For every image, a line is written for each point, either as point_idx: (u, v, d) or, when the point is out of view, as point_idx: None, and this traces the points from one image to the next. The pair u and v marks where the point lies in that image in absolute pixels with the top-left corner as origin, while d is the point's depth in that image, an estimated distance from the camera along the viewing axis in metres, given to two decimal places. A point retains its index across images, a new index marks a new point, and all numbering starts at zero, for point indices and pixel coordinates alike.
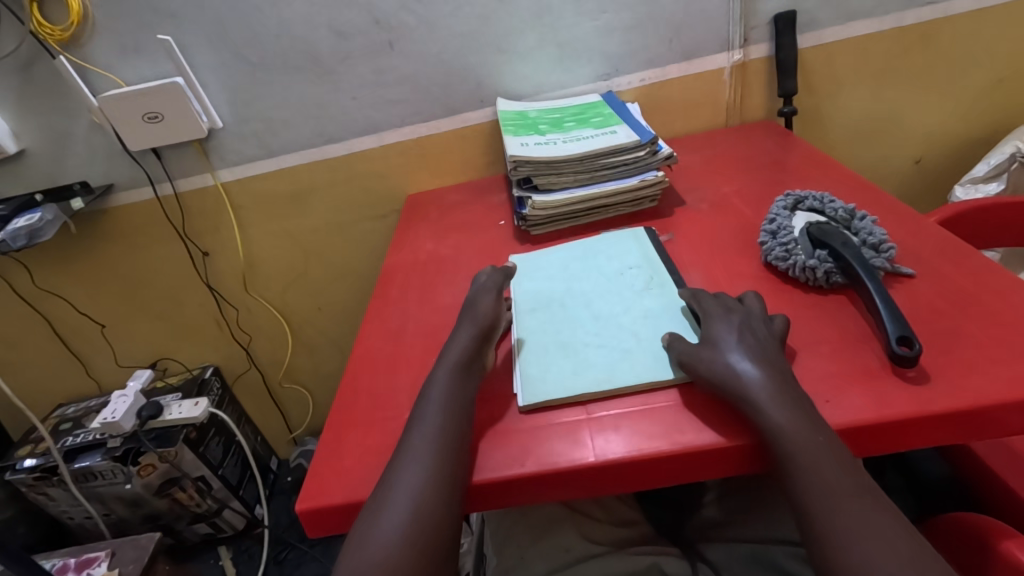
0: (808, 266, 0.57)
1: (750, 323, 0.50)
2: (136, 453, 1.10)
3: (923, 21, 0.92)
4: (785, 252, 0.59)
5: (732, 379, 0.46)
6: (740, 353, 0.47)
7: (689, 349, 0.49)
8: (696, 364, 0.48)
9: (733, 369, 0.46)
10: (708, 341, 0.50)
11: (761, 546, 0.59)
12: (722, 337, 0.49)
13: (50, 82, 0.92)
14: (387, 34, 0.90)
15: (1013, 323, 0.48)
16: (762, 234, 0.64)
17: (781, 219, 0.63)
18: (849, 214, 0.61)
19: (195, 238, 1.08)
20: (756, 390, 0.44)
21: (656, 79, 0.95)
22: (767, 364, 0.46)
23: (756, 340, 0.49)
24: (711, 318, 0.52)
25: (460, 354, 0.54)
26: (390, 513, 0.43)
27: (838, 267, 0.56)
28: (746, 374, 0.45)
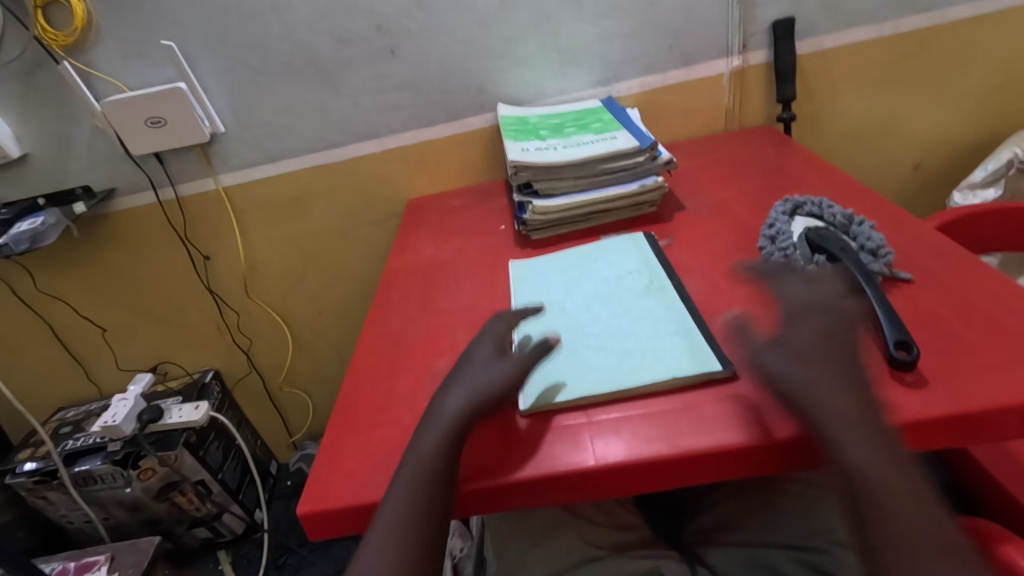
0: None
1: (839, 332, 0.47)
2: (136, 457, 1.10)
3: (920, 28, 0.93)
4: (784, 258, 0.60)
5: (808, 397, 0.43)
6: (822, 369, 0.44)
7: (767, 355, 0.47)
8: (773, 373, 0.45)
9: (812, 386, 0.43)
10: (787, 347, 0.47)
11: (759, 550, 0.60)
12: (806, 346, 0.46)
13: (54, 87, 0.92)
14: (388, 40, 0.91)
15: (1010, 327, 0.49)
16: (761, 239, 0.64)
17: (779, 224, 0.64)
18: (849, 219, 0.62)
19: (197, 242, 1.08)
20: (830, 415, 0.42)
21: (655, 85, 0.96)
22: (850, 389, 0.43)
23: (844, 357, 0.45)
24: (791, 318, 0.49)
25: (481, 367, 0.53)
26: (388, 513, 0.44)
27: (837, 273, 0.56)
28: (826, 395, 0.43)
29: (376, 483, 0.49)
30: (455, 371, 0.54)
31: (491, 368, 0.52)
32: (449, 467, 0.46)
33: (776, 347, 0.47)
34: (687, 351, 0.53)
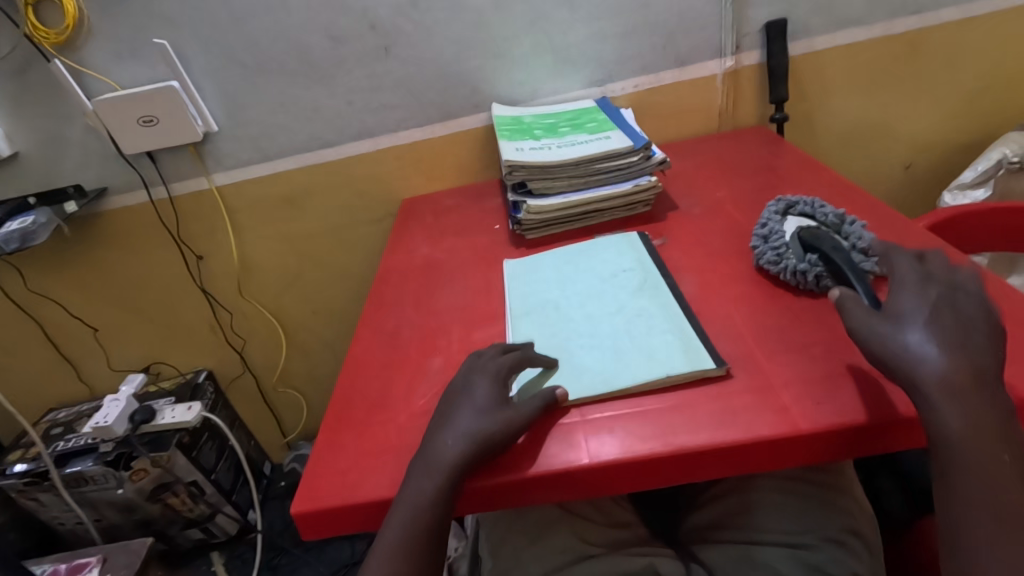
0: (799, 270, 0.57)
1: (949, 302, 0.45)
2: (128, 458, 1.09)
3: (911, 29, 0.94)
4: (777, 256, 0.60)
5: (910, 361, 0.43)
6: (928, 333, 0.43)
7: (870, 317, 0.46)
8: (873, 336, 0.45)
9: (914, 350, 0.43)
10: (887, 312, 0.46)
11: (750, 547, 0.60)
12: (909, 311, 0.45)
13: (45, 85, 0.91)
14: (383, 39, 0.91)
15: (999, 326, 0.49)
16: (754, 238, 0.64)
17: (772, 223, 0.64)
18: (840, 217, 0.62)
19: (190, 242, 1.08)
20: (929, 378, 0.42)
21: (649, 85, 0.96)
22: (960, 354, 0.42)
23: (954, 324, 0.44)
24: (893, 287, 0.48)
25: (490, 394, 0.51)
26: (391, 525, 0.46)
27: (828, 270, 0.56)
28: (931, 358, 0.42)
29: (370, 481, 0.49)
30: (466, 391, 0.52)
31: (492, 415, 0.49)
32: (447, 476, 0.46)
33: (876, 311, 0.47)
34: (679, 349, 0.53)
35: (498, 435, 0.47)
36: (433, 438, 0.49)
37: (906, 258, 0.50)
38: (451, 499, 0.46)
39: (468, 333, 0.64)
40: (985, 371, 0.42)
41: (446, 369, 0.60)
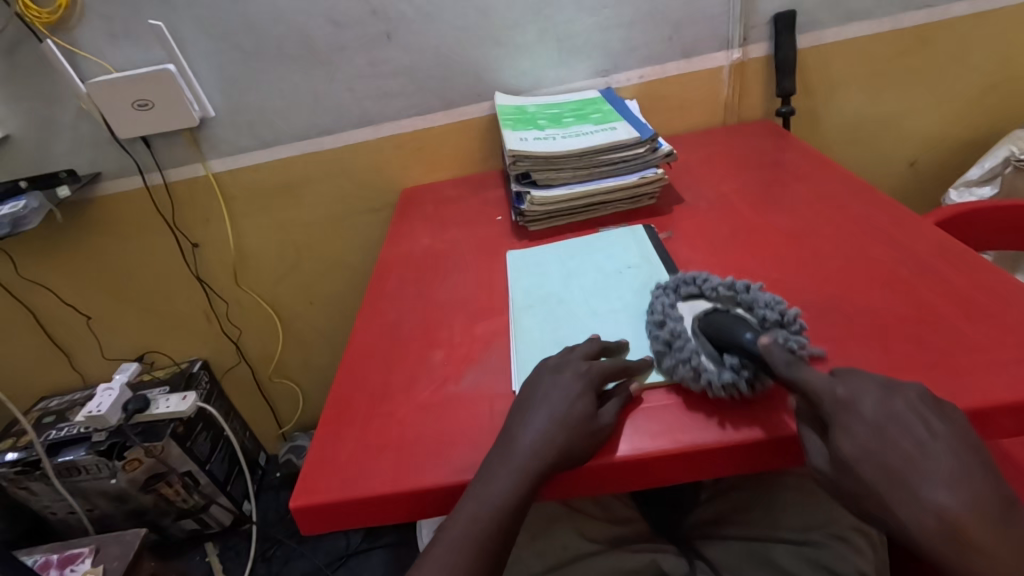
0: (724, 383, 0.45)
1: (906, 427, 0.38)
2: (121, 448, 1.08)
3: (920, 24, 0.92)
4: (692, 369, 0.47)
5: (924, 520, 0.36)
6: (927, 478, 0.36)
7: (841, 474, 0.39)
8: (867, 496, 0.38)
9: (923, 503, 0.36)
10: (854, 459, 0.39)
11: (759, 544, 0.59)
12: (876, 458, 0.38)
13: (37, 67, 0.89)
14: (384, 25, 0.89)
15: (1013, 324, 0.48)
16: (655, 346, 0.51)
17: (668, 320, 0.52)
18: (736, 287, 0.54)
19: (185, 230, 1.06)
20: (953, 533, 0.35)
21: (655, 76, 0.95)
22: (968, 486, 0.36)
23: (939, 454, 0.37)
24: (832, 425, 0.40)
25: (576, 395, 0.48)
26: (461, 518, 0.44)
27: (754, 373, 0.45)
28: (945, 511, 0.35)
29: (368, 475, 0.48)
30: (548, 388, 0.49)
31: (576, 419, 0.46)
32: (489, 475, 0.44)
33: (840, 465, 0.39)
34: None
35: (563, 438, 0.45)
36: (514, 428, 0.47)
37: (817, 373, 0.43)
38: (519, 507, 0.44)
39: (470, 326, 0.63)
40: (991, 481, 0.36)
41: (448, 362, 0.58)
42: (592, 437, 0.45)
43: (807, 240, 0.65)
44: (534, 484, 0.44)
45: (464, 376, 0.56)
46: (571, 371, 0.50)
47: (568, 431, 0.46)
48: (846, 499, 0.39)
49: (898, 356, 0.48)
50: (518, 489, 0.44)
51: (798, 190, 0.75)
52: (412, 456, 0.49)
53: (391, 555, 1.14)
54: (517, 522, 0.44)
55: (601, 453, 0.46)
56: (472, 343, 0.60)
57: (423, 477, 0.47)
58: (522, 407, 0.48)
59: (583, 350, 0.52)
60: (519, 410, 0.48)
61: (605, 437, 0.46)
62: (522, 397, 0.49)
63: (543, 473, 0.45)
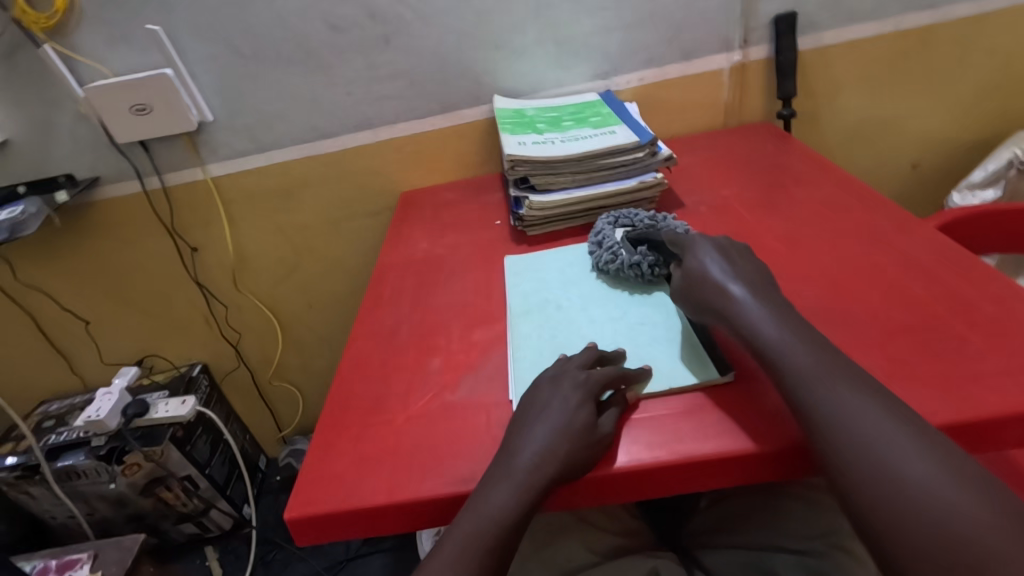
0: (633, 262, 0.62)
1: (729, 254, 0.53)
2: (120, 452, 1.08)
3: (922, 25, 0.92)
4: (611, 255, 0.63)
5: (726, 304, 0.50)
6: (729, 275, 0.51)
7: (688, 288, 0.53)
8: (699, 292, 0.52)
9: (727, 294, 0.50)
10: (696, 274, 0.53)
11: (760, 553, 0.58)
12: (707, 272, 0.53)
13: (35, 72, 0.89)
14: (382, 28, 0.89)
15: (1016, 332, 0.48)
16: (591, 247, 0.67)
17: (602, 230, 0.68)
18: (654, 218, 0.68)
19: (184, 233, 1.06)
20: (751, 315, 0.48)
21: (654, 79, 0.94)
22: (758, 289, 0.50)
23: (743, 266, 0.52)
24: (686, 255, 0.56)
25: (572, 406, 0.47)
26: (460, 531, 0.43)
27: (655, 254, 0.62)
28: (741, 300, 0.49)
29: (365, 486, 0.47)
30: (546, 400, 0.49)
31: (575, 430, 0.46)
32: (487, 488, 0.44)
33: (688, 276, 0.54)
34: (683, 360, 0.52)
35: (563, 450, 0.45)
36: (514, 440, 0.46)
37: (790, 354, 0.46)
38: (520, 520, 0.44)
39: (468, 332, 0.62)
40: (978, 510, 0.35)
41: (445, 369, 0.58)
42: (592, 446, 0.45)
43: (808, 244, 0.64)
44: (536, 496, 0.44)
45: (461, 384, 0.55)
46: (565, 379, 0.50)
47: (568, 442, 0.45)
48: (691, 303, 0.53)
49: (900, 364, 0.48)
50: (519, 502, 0.43)
51: (799, 194, 0.74)
52: (408, 467, 0.48)
53: (390, 559, 1.14)
54: (518, 534, 0.44)
55: (602, 463, 0.45)
56: (470, 350, 0.60)
57: (419, 488, 0.46)
58: (520, 419, 0.48)
59: (578, 360, 0.51)
60: (517, 423, 0.48)
61: (605, 447, 0.46)
62: (521, 408, 0.49)
63: (544, 485, 0.44)
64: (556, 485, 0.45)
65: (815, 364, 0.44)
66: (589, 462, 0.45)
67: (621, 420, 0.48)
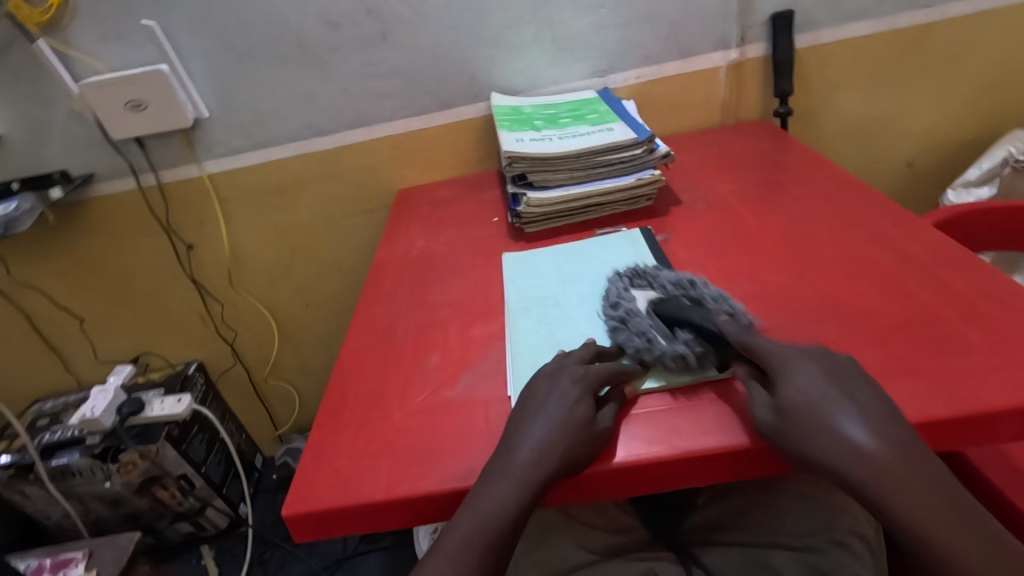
0: (676, 353, 0.50)
1: (840, 378, 0.44)
2: (115, 451, 1.07)
3: (918, 24, 0.92)
4: (646, 344, 0.51)
5: (846, 458, 0.40)
6: (846, 414, 0.41)
7: (777, 419, 0.42)
8: (798, 429, 0.41)
9: (844, 439, 0.40)
10: (796, 406, 0.42)
11: (758, 550, 0.58)
12: (813, 404, 0.42)
13: (28, 67, 0.88)
14: (379, 25, 0.88)
15: (1013, 327, 0.48)
16: (609, 323, 0.56)
17: (623, 302, 0.57)
18: (683, 281, 0.58)
19: (179, 231, 1.05)
20: (873, 469, 0.39)
21: (652, 77, 0.94)
22: (877, 425, 0.41)
23: (855, 397, 0.43)
24: (779, 378, 0.45)
25: (570, 402, 0.47)
26: (460, 526, 0.43)
27: (705, 349, 0.50)
28: (860, 447, 0.40)
29: (364, 482, 0.47)
30: (544, 396, 0.48)
31: (575, 426, 0.46)
32: (487, 484, 0.44)
33: (781, 406, 0.43)
34: None
35: (562, 446, 0.45)
36: (514, 435, 0.46)
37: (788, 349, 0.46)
38: (521, 516, 0.43)
39: (465, 329, 0.62)
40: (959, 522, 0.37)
41: (443, 366, 0.58)
42: (591, 441, 0.45)
43: (805, 241, 0.64)
44: (536, 492, 0.44)
45: (459, 381, 0.55)
46: (563, 376, 0.50)
47: (567, 438, 0.45)
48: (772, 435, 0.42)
49: (897, 359, 0.48)
50: (519, 496, 0.43)
51: (796, 191, 0.74)
52: (407, 462, 0.48)
53: (388, 557, 1.14)
54: (518, 530, 0.44)
55: (600, 458, 0.45)
56: (468, 347, 0.60)
57: (417, 484, 0.46)
58: (518, 415, 0.48)
59: (574, 357, 0.51)
60: (515, 419, 0.48)
61: (604, 442, 0.46)
62: (518, 404, 0.49)
63: (544, 480, 0.44)
64: (555, 481, 0.44)
65: (810, 363, 0.44)
66: (588, 458, 0.45)
67: (619, 416, 0.48)
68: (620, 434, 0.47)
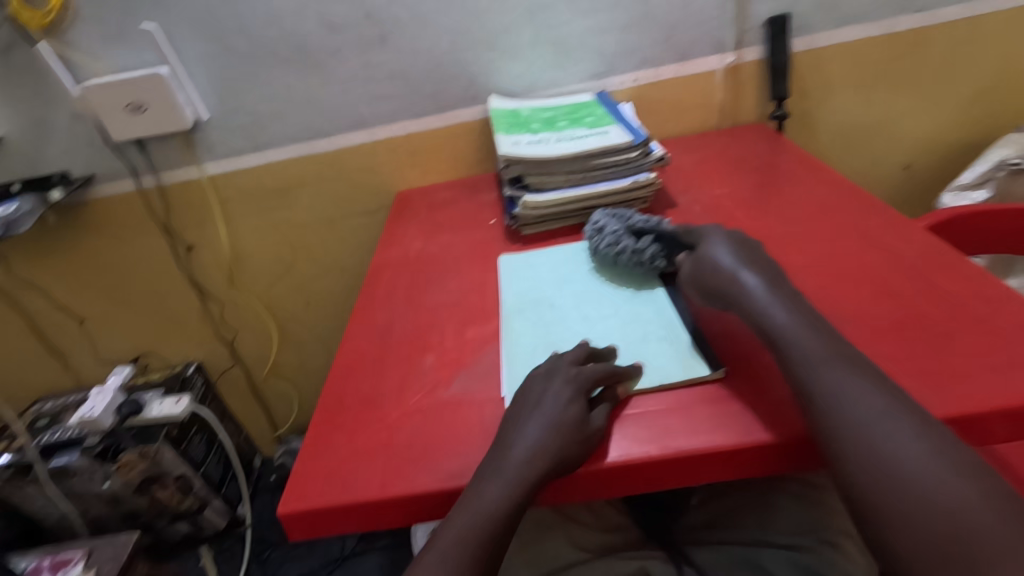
0: (638, 251, 0.63)
1: (753, 248, 0.55)
2: (115, 451, 1.08)
3: (913, 28, 0.93)
4: (615, 242, 0.64)
5: (743, 295, 0.51)
6: (747, 267, 0.53)
7: (700, 274, 0.55)
8: (715, 281, 0.54)
9: (742, 284, 0.52)
10: (714, 264, 0.55)
11: (749, 548, 0.59)
12: (725, 260, 0.54)
13: (30, 69, 0.89)
14: (378, 28, 0.89)
15: (1003, 330, 0.48)
16: (590, 234, 0.68)
17: (602, 219, 0.69)
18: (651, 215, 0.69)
19: (180, 232, 1.06)
20: (763, 302, 0.49)
21: (649, 80, 0.95)
22: (777, 285, 0.51)
23: (757, 259, 0.54)
24: (705, 245, 0.57)
25: (564, 401, 0.48)
26: (454, 524, 0.44)
27: (662, 249, 0.63)
28: (757, 290, 0.50)
29: (358, 482, 0.48)
30: (539, 397, 0.49)
31: (568, 425, 0.46)
32: (480, 482, 0.45)
33: (703, 266, 0.55)
34: (674, 356, 0.52)
35: (555, 444, 0.45)
36: (508, 435, 0.47)
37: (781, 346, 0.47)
38: (514, 514, 0.44)
39: (461, 331, 0.63)
40: (975, 500, 0.35)
41: (439, 366, 0.58)
42: (583, 441, 0.46)
43: (800, 244, 0.65)
44: (530, 491, 0.44)
45: (455, 381, 0.56)
46: (557, 376, 0.50)
47: (560, 437, 0.46)
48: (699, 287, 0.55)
49: (888, 361, 0.48)
50: (511, 497, 0.44)
51: (791, 194, 0.75)
52: (401, 463, 0.48)
53: (386, 558, 1.14)
54: (512, 528, 0.44)
55: (593, 457, 0.46)
56: (463, 347, 0.60)
57: (413, 483, 0.46)
58: (513, 415, 0.48)
59: (567, 356, 0.52)
60: (511, 419, 0.48)
61: (596, 442, 0.46)
62: (514, 405, 0.49)
63: (536, 479, 0.44)
64: (548, 480, 0.45)
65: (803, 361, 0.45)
66: (581, 457, 0.45)
67: (612, 415, 0.48)
68: (613, 434, 0.47)
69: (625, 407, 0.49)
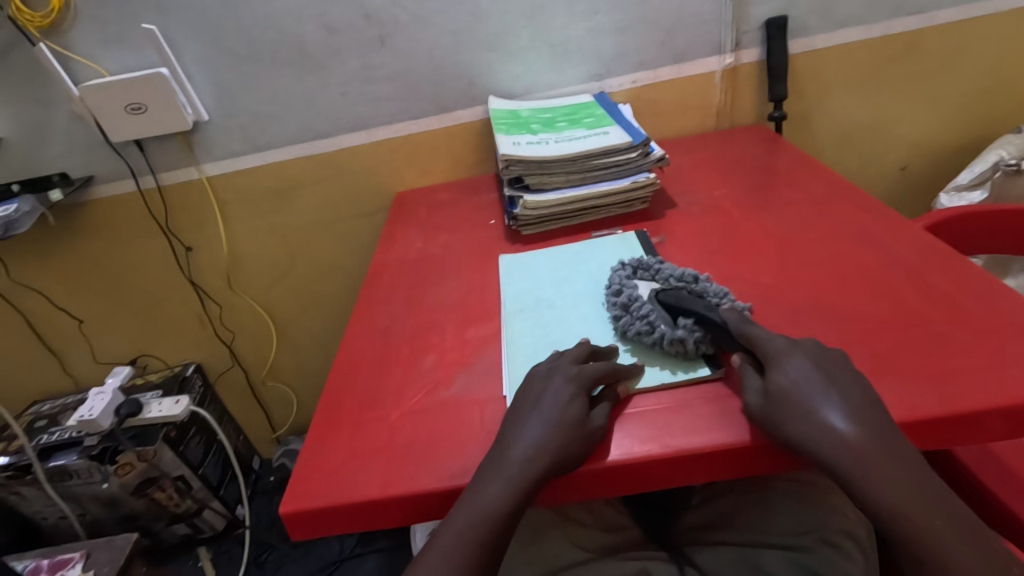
0: (677, 339, 0.51)
1: (826, 366, 0.45)
2: (113, 453, 1.07)
3: (910, 30, 0.93)
4: (647, 326, 0.53)
5: (823, 440, 0.42)
6: (829, 401, 0.43)
7: (769, 407, 0.44)
8: (784, 413, 0.43)
9: (825, 427, 0.42)
10: (787, 395, 0.44)
11: (749, 549, 0.59)
12: (797, 389, 0.44)
13: (28, 69, 0.89)
14: (378, 29, 0.89)
15: (1000, 329, 0.49)
16: (612, 308, 0.58)
17: (626, 289, 0.58)
18: (686, 275, 0.59)
19: (178, 233, 1.06)
20: (791, 357, 0.46)
21: (647, 81, 0.95)
22: (866, 426, 0.42)
23: (839, 385, 0.44)
24: (772, 363, 0.47)
25: (564, 401, 0.48)
26: (455, 523, 0.44)
27: (706, 336, 0.51)
28: (842, 436, 0.41)
29: (359, 480, 0.48)
30: (539, 396, 0.49)
31: (567, 425, 0.46)
32: (482, 483, 0.45)
33: (771, 392, 0.44)
34: (675, 355, 0.52)
35: (556, 444, 0.45)
36: (509, 433, 0.47)
37: (786, 356, 0.46)
38: (515, 513, 0.44)
39: (461, 330, 0.63)
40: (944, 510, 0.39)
41: (439, 366, 0.58)
42: (584, 440, 0.46)
43: (798, 244, 0.65)
44: (531, 489, 0.44)
45: (455, 381, 0.56)
46: (556, 376, 0.50)
47: (561, 436, 0.46)
48: (764, 423, 0.44)
49: (886, 359, 0.49)
50: (513, 495, 0.44)
51: (789, 195, 0.75)
52: (402, 460, 0.49)
53: (385, 559, 1.14)
54: (512, 527, 0.44)
55: (594, 456, 0.46)
56: (464, 347, 0.60)
57: (414, 482, 0.46)
58: (514, 415, 0.48)
59: (566, 357, 0.52)
60: (511, 419, 0.48)
61: (597, 439, 0.46)
62: (515, 405, 0.49)
63: (537, 478, 0.44)
64: (549, 479, 0.45)
65: (803, 362, 0.45)
66: (582, 457, 0.45)
67: (612, 415, 0.48)
68: (613, 434, 0.47)
69: (625, 407, 0.49)
